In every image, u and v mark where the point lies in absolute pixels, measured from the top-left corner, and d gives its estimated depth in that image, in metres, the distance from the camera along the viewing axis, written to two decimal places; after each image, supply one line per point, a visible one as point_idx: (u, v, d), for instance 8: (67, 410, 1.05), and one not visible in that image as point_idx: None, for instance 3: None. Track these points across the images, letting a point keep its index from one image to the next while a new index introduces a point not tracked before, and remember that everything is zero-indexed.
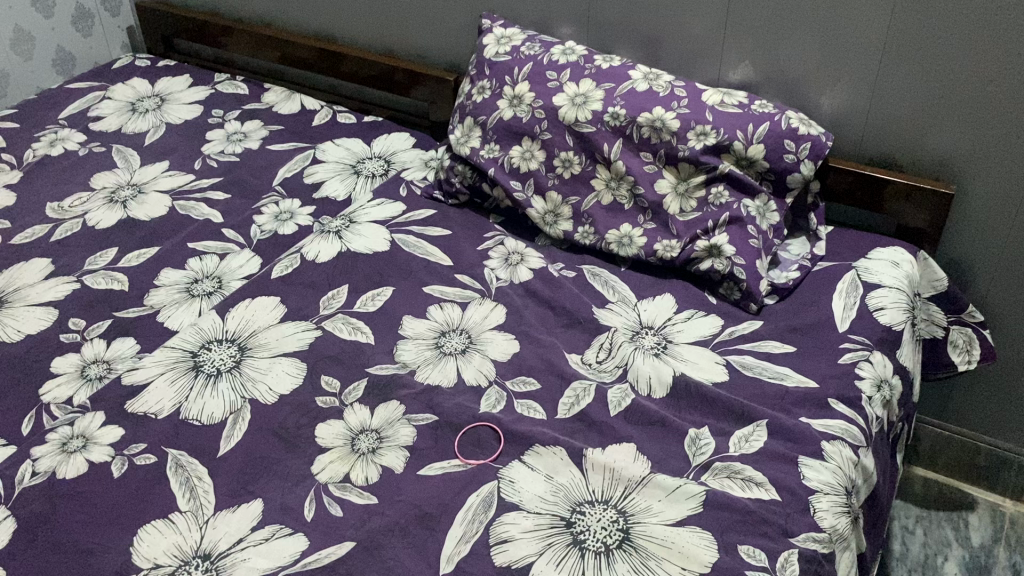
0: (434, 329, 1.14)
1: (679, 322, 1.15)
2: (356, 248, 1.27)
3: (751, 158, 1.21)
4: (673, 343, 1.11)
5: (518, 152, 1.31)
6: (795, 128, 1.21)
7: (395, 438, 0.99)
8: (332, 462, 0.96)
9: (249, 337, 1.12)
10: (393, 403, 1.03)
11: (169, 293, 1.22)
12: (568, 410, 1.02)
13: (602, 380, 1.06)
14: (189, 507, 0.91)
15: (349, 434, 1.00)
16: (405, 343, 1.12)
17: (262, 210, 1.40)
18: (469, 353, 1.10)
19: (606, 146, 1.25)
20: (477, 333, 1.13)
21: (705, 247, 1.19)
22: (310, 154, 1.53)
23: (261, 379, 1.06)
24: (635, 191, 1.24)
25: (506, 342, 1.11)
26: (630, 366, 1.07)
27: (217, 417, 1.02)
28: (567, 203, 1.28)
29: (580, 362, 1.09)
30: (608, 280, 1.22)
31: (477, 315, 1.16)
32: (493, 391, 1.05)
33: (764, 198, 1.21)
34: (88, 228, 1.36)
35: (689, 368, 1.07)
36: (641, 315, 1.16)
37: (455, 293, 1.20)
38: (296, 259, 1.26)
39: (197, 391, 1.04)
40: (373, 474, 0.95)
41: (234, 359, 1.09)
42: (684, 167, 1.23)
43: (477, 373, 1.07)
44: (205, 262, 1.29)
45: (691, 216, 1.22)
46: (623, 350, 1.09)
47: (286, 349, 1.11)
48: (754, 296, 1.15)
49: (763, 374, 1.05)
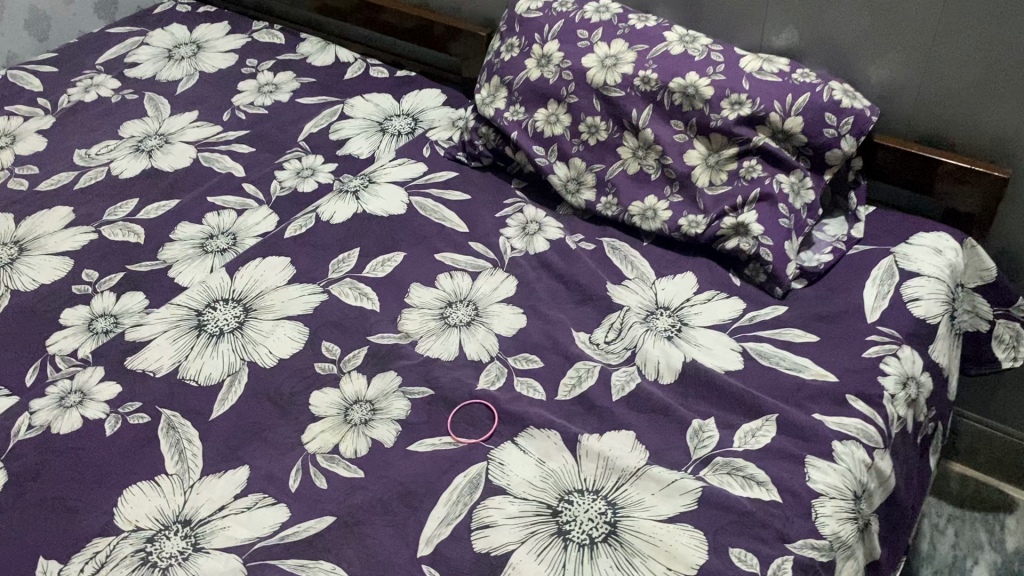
0: (441, 299, 1.11)
1: (697, 303, 1.09)
2: (372, 211, 1.24)
3: (788, 131, 1.13)
4: (688, 327, 1.06)
5: (544, 115, 1.25)
6: (837, 101, 1.13)
7: (387, 411, 0.96)
8: (323, 432, 0.95)
9: (255, 298, 1.11)
10: (390, 374, 1.01)
11: (182, 248, 1.22)
12: (568, 392, 0.98)
13: (607, 362, 1.01)
14: (176, 470, 0.91)
15: (342, 403, 0.97)
16: (410, 312, 1.09)
17: (284, 165, 1.37)
18: (474, 327, 1.07)
19: (634, 111, 1.19)
20: (485, 306, 1.09)
21: (731, 224, 1.12)
22: (337, 109, 1.49)
23: (262, 342, 1.05)
24: (662, 162, 1.18)
25: (512, 317, 1.08)
26: (639, 348, 1.02)
27: (214, 378, 1.01)
28: (591, 170, 1.22)
29: (587, 341, 1.04)
30: (628, 255, 1.17)
31: (487, 287, 1.12)
32: (494, 367, 1.01)
33: (799, 173, 1.13)
34: (111, 177, 1.36)
35: (702, 354, 1.02)
36: (658, 295, 1.10)
37: (467, 262, 1.16)
38: (310, 219, 1.24)
39: (197, 350, 1.04)
40: (361, 448, 0.93)
41: (237, 320, 1.08)
42: (716, 138, 1.15)
43: (480, 347, 1.04)
44: (222, 217, 1.27)
45: (719, 190, 1.15)
46: (634, 330, 1.05)
47: (291, 311, 1.09)
48: (780, 279, 1.08)
49: (780, 365, 1.00)
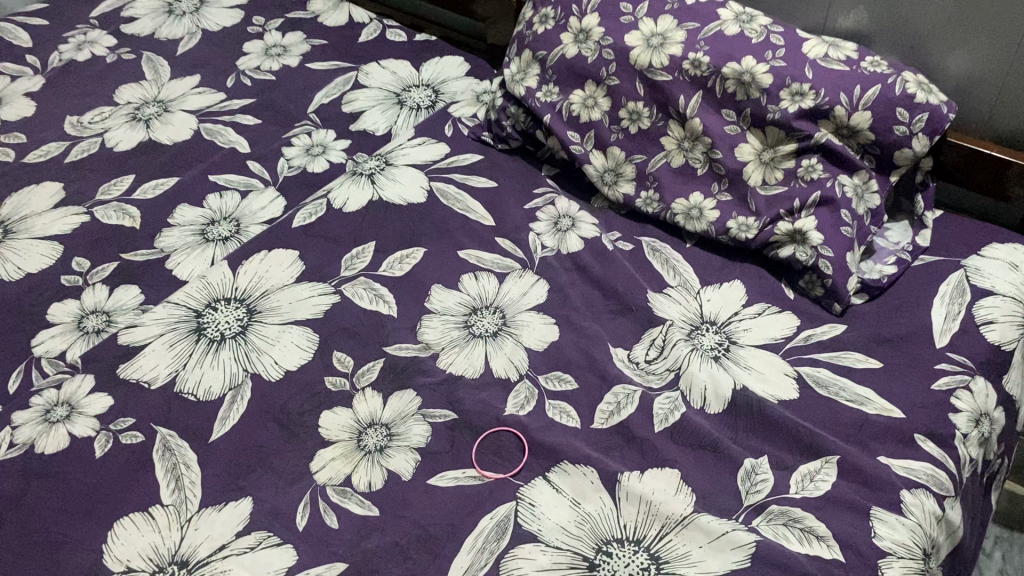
0: (465, 304, 1.01)
1: (746, 318, 0.99)
2: (389, 198, 1.13)
3: (853, 127, 1.01)
4: (736, 345, 0.96)
5: (580, 98, 1.13)
6: (911, 96, 1.00)
7: (405, 437, 0.87)
8: (334, 459, 0.86)
9: (260, 298, 1.01)
10: (409, 393, 0.91)
11: (181, 235, 1.11)
12: (605, 420, 0.89)
13: (649, 386, 0.92)
14: (172, 501, 0.82)
15: (355, 426, 0.88)
16: (430, 319, 0.99)
17: (292, 140, 1.26)
18: (501, 339, 0.97)
19: (682, 98, 1.07)
20: (513, 315, 1.00)
21: (787, 231, 1.01)
22: (352, 77, 1.37)
23: (267, 350, 0.95)
24: (711, 156, 1.07)
25: (543, 329, 0.98)
26: (683, 370, 0.93)
27: (214, 392, 0.91)
28: (631, 161, 1.11)
29: (626, 359, 0.95)
30: (670, 258, 1.06)
31: (515, 292, 1.02)
32: (523, 388, 0.92)
33: (865, 175, 1.02)
34: (105, 149, 1.25)
35: (753, 379, 0.92)
36: (703, 306, 1.00)
37: (492, 261, 1.06)
38: (321, 206, 1.13)
39: (196, 360, 0.94)
40: (376, 480, 0.84)
41: (240, 324, 0.98)
42: (772, 132, 1.04)
43: (507, 364, 0.94)
44: (225, 199, 1.17)
45: (774, 191, 1.04)
46: (678, 348, 0.95)
47: (299, 316, 0.99)
48: (840, 294, 0.98)
49: (840, 396, 0.90)
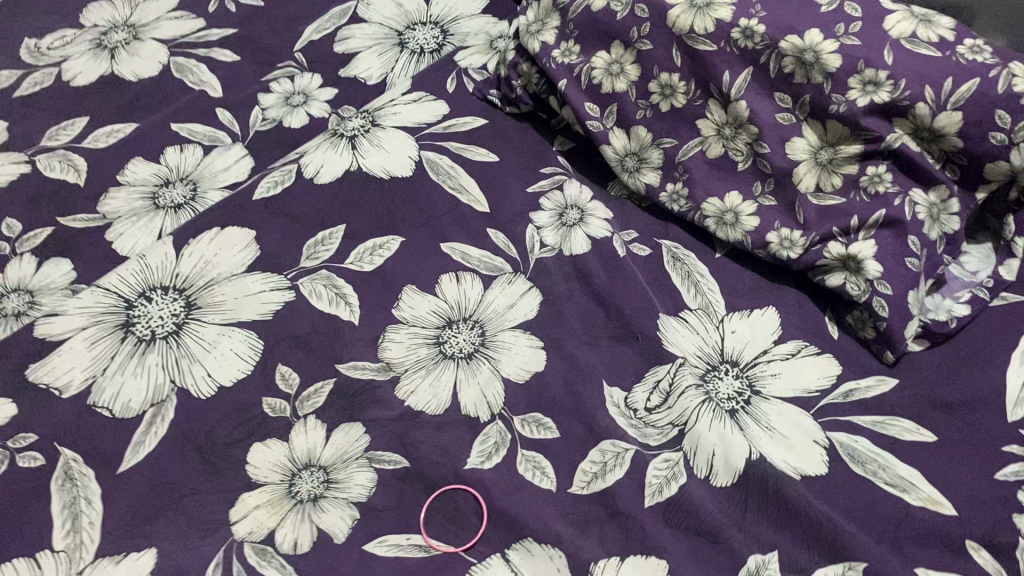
0: (438, 314, 0.85)
1: (777, 359, 0.81)
2: (369, 169, 0.96)
3: (937, 130, 0.78)
4: (759, 397, 0.79)
5: (604, 62, 0.93)
6: (1017, 95, 0.75)
7: (345, 487, 0.74)
8: (258, 508, 0.73)
9: (202, 289, 0.86)
10: (358, 427, 0.77)
11: (128, 198, 0.96)
12: (586, 485, 0.73)
13: (645, 444, 0.76)
14: (64, 546, 0.70)
15: (289, 466, 0.75)
16: (396, 331, 0.83)
17: (271, 86, 1.09)
18: (475, 364, 0.81)
19: (727, 74, 0.86)
20: (494, 333, 0.83)
21: (838, 255, 0.82)
22: (350, 7, 1.17)
23: (201, 359, 0.81)
24: (756, 149, 0.87)
25: (527, 355, 0.82)
26: (689, 428, 0.76)
27: (132, 409, 0.78)
28: (658, 146, 0.92)
29: (622, 405, 0.78)
30: (692, 271, 0.88)
31: (500, 302, 0.86)
32: (493, 431, 0.77)
33: (944, 192, 0.80)
34: (61, 83, 1.09)
35: (773, 445, 0.75)
36: (725, 339, 0.83)
37: (479, 260, 0.89)
38: (289, 174, 0.96)
39: (117, 364, 0.81)
40: (304, 541, 0.71)
41: (175, 322, 0.83)
42: (834, 126, 0.82)
43: (478, 398, 0.79)
44: (185, 155, 1.01)
45: (829, 202, 0.84)
46: (686, 398, 0.78)
47: (244, 316, 0.84)
48: (895, 342, 0.79)
49: (879, 477, 0.73)
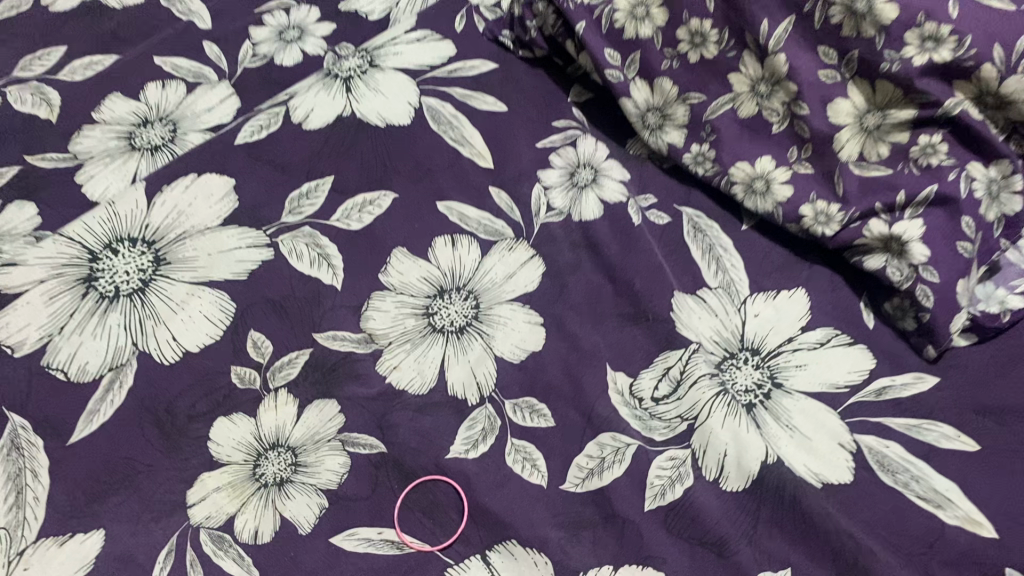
0: (429, 282, 0.77)
1: (802, 350, 0.72)
2: (364, 114, 0.87)
3: (1005, 96, 0.66)
4: (781, 391, 0.70)
5: (629, 4, 0.82)
6: None
7: (313, 473, 0.68)
8: (217, 491, 0.67)
9: (172, 243, 0.78)
10: (332, 407, 0.71)
11: (103, 138, 0.89)
12: (580, 483, 0.66)
13: (649, 439, 0.68)
14: (6, 522, 0.64)
15: (254, 445, 0.69)
16: (382, 299, 0.76)
17: (265, 18, 0.99)
18: (467, 339, 0.73)
19: (767, 22, 0.74)
20: (489, 306, 0.75)
21: (880, 235, 0.72)
22: None
23: (166, 321, 0.74)
24: (794, 110, 0.76)
25: (525, 332, 0.74)
26: (700, 424, 0.68)
27: (89, 373, 0.71)
28: (684, 101, 0.81)
29: (626, 394, 0.70)
30: (714, 244, 0.79)
31: (499, 271, 0.77)
32: (481, 416, 0.70)
33: (1006, 167, 0.68)
34: (39, 8, 1.01)
35: (793, 447, 0.67)
36: (746, 323, 0.74)
37: (478, 222, 0.80)
38: (276, 116, 0.87)
39: (76, 322, 0.73)
40: (265, 531, 0.65)
41: (141, 279, 0.76)
42: (883, 87, 0.71)
43: (467, 377, 0.72)
44: (166, 92, 0.93)
45: (872, 172, 0.73)
46: (698, 390, 0.70)
47: (216, 276, 0.77)
48: (937, 337, 0.70)
49: (911, 488, 0.65)
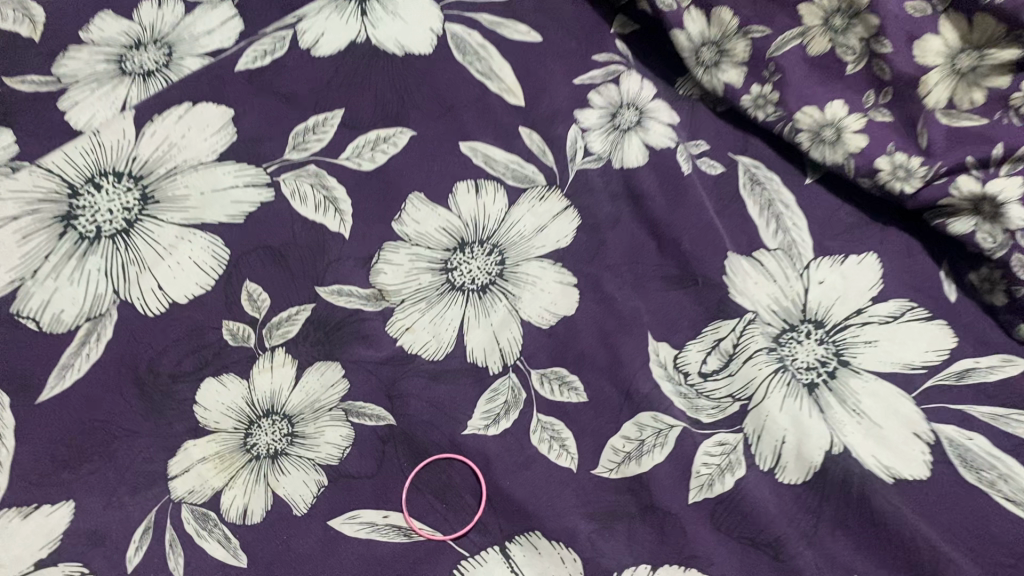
0: (449, 233, 0.68)
1: (872, 324, 0.63)
2: (380, 41, 0.75)
3: None
4: (847, 370, 0.61)
5: None
6: None
7: (313, 445, 0.61)
8: (203, 462, 0.60)
9: (161, 178, 0.69)
10: (335, 369, 0.63)
11: (89, 60, 0.79)
12: (615, 468, 0.58)
13: (694, 422, 0.59)
14: None
15: (246, 412, 0.62)
16: (395, 250, 0.67)
17: None
18: (490, 299, 0.65)
19: None
20: (516, 263, 0.67)
21: (970, 196, 0.61)
22: None
23: (153, 268, 0.66)
24: (873, 47, 0.64)
25: (556, 293, 0.65)
26: (756, 405, 0.60)
27: (64, 322, 0.63)
28: (744, 35, 0.69)
29: (669, 368, 0.62)
30: (774, 199, 0.69)
31: (528, 223, 0.68)
32: (503, 387, 0.62)
33: None
34: None
35: (860, 435, 0.58)
36: (809, 292, 0.64)
37: (507, 166, 0.71)
38: (279, 41, 0.75)
39: (51, 266, 0.65)
40: (256, 510, 0.58)
41: (126, 219, 0.67)
42: (983, 21, 0.58)
43: (489, 343, 0.64)
44: (161, 10, 0.82)
45: (964, 122, 0.61)
46: (753, 366, 0.61)
47: (209, 218, 0.68)
48: None
49: (1000, 490, 0.55)
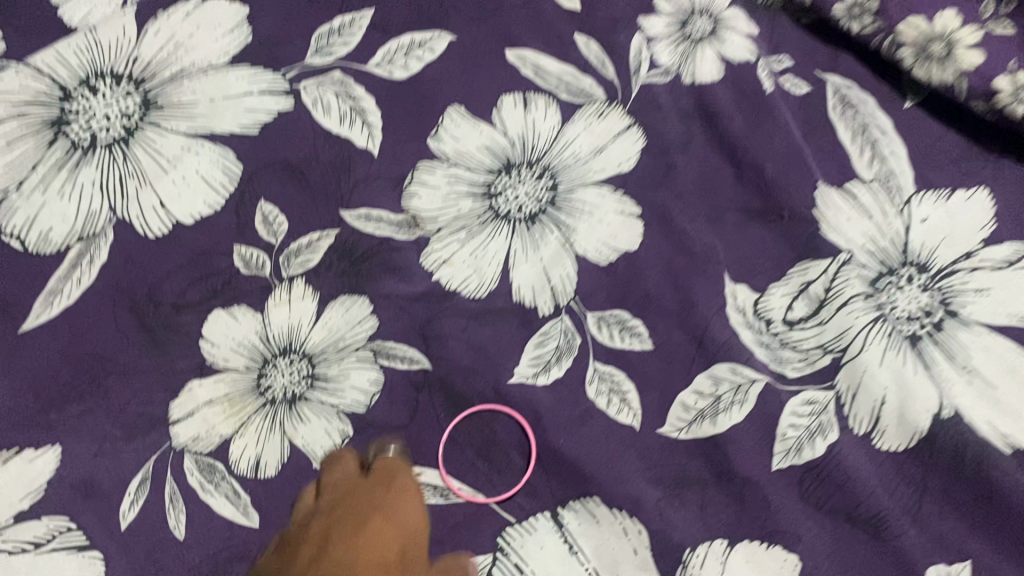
0: (492, 152, 0.58)
1: (986, 268, 0.53)
2: None
3: None
4: (957, 321, 0.51)
5: None
6: None
7: (335, 391, 0.54)
8: (209, 406, 0.53)
9: (166, 81, 0.60)
10: (360, 304, 0.55)
11: None
12: (685, 428, 0.52)
13: (780, 376, 0.52)
14: None
15: (258, 350, 0.54)
16: (431, 170, 0.58)
17: None
18: (540, 229, 0.56)
19: None
20: (570, 188, 0.57)
21: None
22: None
23: (155, 184, 0.57)
24: None
25: (616, 225, 0.56)
26: (852, 360, 0.52)
27: (54, 241, 0.55)
28: None
29: (750, 313, 0.54)
30: (868, 121, 0.58)
31: (584, 144, 0.59)
32: (554, 331, 0.54)
33: None
34: None
35: (974, 397, 0.50)
36: (911, 231, 0.54)
37: (560, 78, 0.60)
38: None
39: (39, 177, 0.57)
40: (271, 462, 0.52)
41: (125, 127, 0.58)
42: None
43: (538, 280, 0.56)
44: None
45: None
46: (849, 315, 0.52)
47: (219, 128, 0.59)
48: None
49: None
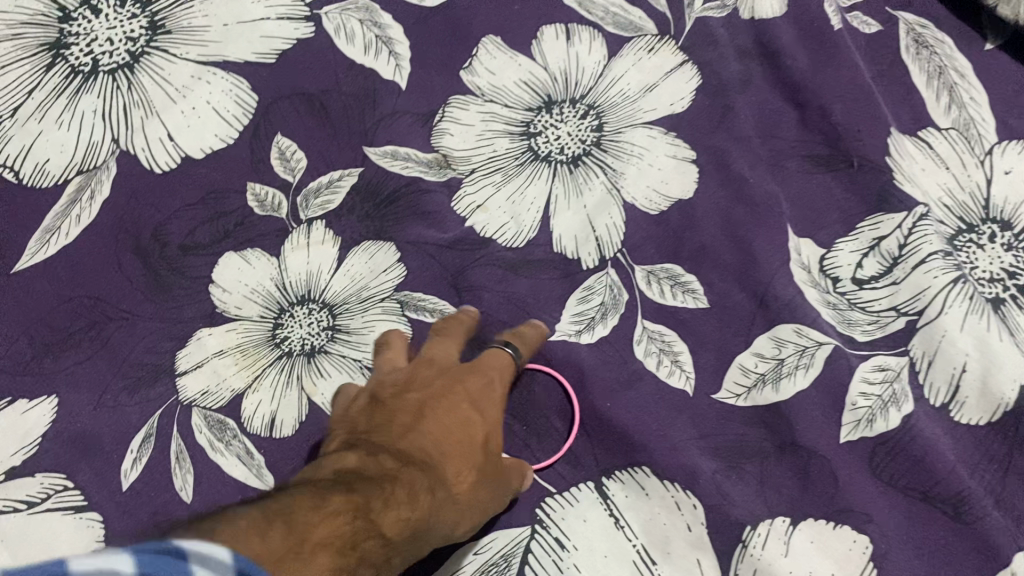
0: (532, 88, 0.53)
1: None
2: None
3: None
4: None
5: None
6: None
7: (360, 345, 0.48)
8: (220, 357, 0.48)
9: (177, 5, 0.54)
10: (388, 251, 0.50)
11: None
12: (743, 395, 0.47)
13: (848, 340, 0.47)
14: None
15: (275, 298, 0.49)
16: (465, 107, 0.53)
17: None
18: (584, 172, 0.51)
19: None
20: (618, 129, 0.52)
21: None
22: None
23: (161, 113, 0.52)
24: None
25: (668, 169, 0.51)
26: (928, 324, 0.47)
27: (50, 174, 0.51)
28: None
29: (814, 271, 0.49)
30: (948, 66, 0.52)
31: (634, 81, 0.53)
32: (598, 285, 0.50)
33: None
34: None
35: None
36: (993, 185, 0.49)
37: (609, 10, 0.55)
38: None
39: (36, 104, 0.52)
40: (289, 420, 0.47)
41: (129, 52, 0.53)
42: None
43: (581, 229, 0.51)
44: None
45: None
46: (926, 273, 0.47)
47: (231, 55, 0.54)
48: None
49: None
